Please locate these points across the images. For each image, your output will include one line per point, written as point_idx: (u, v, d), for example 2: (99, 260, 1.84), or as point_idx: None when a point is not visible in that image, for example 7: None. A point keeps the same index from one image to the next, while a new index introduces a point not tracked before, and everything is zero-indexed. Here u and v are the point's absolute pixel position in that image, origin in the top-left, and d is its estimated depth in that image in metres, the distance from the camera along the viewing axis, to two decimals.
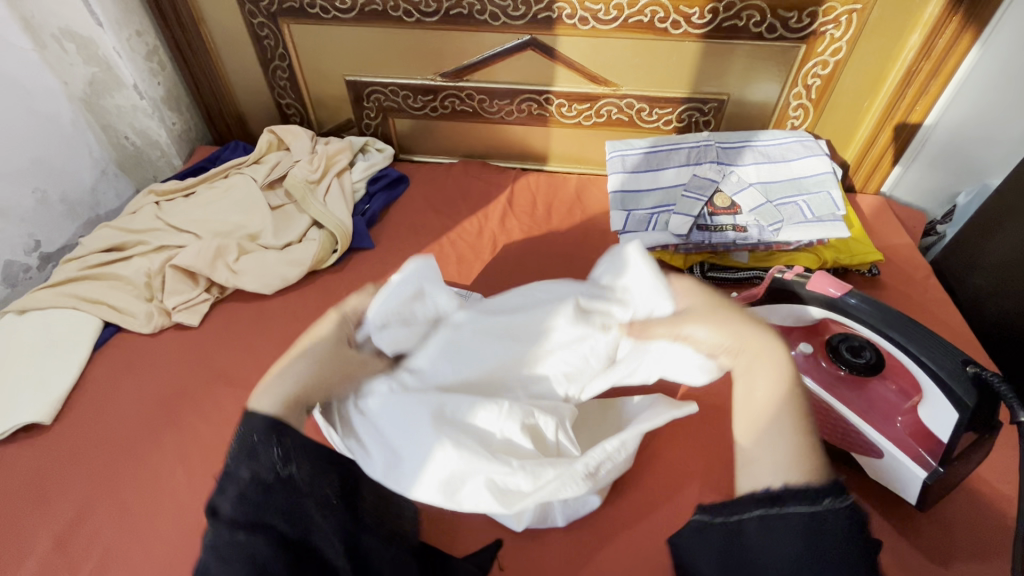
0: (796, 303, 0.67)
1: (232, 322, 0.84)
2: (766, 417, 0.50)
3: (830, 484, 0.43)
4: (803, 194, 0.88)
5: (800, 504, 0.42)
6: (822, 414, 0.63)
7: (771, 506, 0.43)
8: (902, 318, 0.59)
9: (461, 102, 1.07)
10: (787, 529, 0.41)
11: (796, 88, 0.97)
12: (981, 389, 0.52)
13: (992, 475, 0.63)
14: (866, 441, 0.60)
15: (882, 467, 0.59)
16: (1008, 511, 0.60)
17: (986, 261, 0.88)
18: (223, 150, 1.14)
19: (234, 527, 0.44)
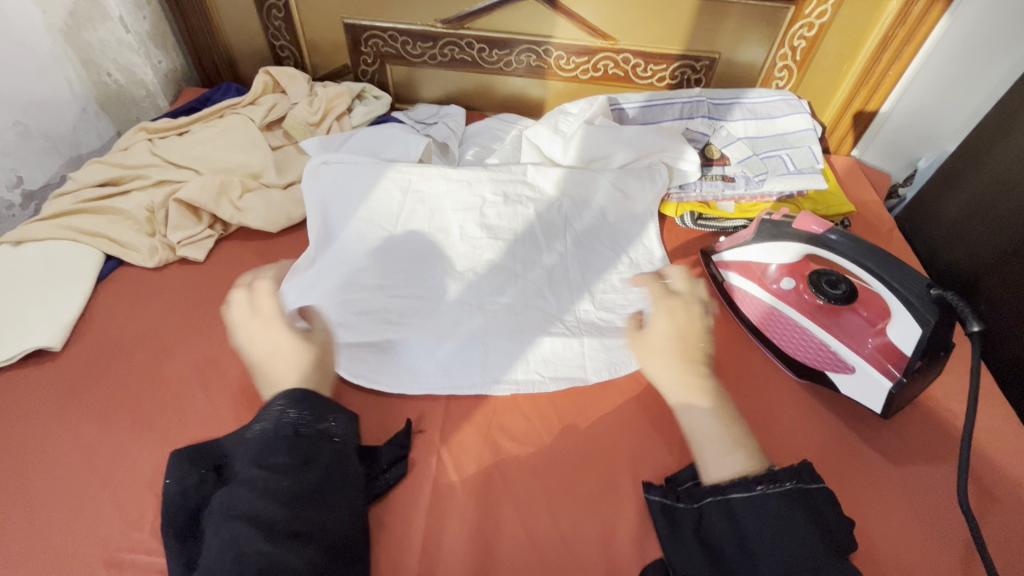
0: (781, 239, 0.73)
1: (238, 258, 0.84)
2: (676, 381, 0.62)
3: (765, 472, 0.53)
4: (786, 149, 0.95)
5: (742, 490, 0.52)
6: (803, 338, 0.72)
7: (745, 490, 0.52)
8: (876, 250, 0.65)
9: (461, 51, 1.08)
10: (767, 514, 0.50)
11: (783, 49, 1.02)
12: (943, 308, 0.59)
13: (940, 394, 0.72)
14: (841, 359, 0.68)
15: (853, 381, 0.67)
16: (953, 423, 0.69)
17: (943, 216, 0.96)
18: (214, 91, 1.11)
19: (281, 477, 0.51)
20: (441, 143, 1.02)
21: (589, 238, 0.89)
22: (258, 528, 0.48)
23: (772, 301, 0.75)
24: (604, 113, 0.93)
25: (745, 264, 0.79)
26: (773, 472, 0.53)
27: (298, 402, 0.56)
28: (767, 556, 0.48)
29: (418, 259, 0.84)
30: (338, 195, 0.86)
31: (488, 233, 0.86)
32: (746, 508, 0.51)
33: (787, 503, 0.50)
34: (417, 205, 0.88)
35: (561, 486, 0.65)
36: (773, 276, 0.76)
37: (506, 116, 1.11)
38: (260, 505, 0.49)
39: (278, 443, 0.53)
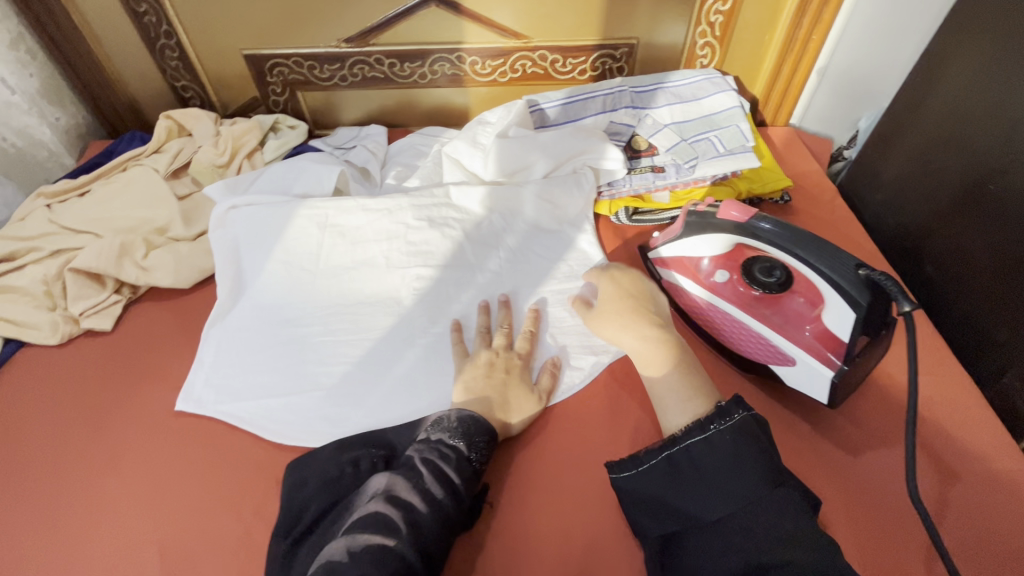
0: (709, 231, 0.69)
1: (150, 322, 0.79)
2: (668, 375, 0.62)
3: (717, 411, 0.55)
4: (714, 130, 0.91)
5: (697, 435, 0.54)
6: (742, 332, 0.68)
7: (700, 433, 0.54)
8: (804, 235, 0.62)
9: (371, 69, 1.03)
10: (721, 452, 0.52)
11: (701, 26, 0.98)
12: (873, 288, 0.57)
13: (888, 370, 0.70)
14: (781, 351, 0.64)
15: (797, 374, 0.64)
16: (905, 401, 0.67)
17: (884, 178, 0.93)
18: (119, 142, 1.05)
19: (434, 479, 0.56)
20: (361, 167, 0.98)
21: (522, 254, 0.85)
22: (396, 525, 0.52)
23: (709, 297, 0.71)
24: (517, 122, 0.88)
25: (679, 259, 0.75)
26: (723, 407, 0.55)
27: (467, 432, 0.60)
28: (733, 495, 0.50)
29: (343, 299, 0.80)
30: (250, 238, 0.81)
31: (415, 258, 0.82)
32: (702, 449, 0.53)
33: (744, 438, 0.52)
34: (336, 241, 0.82)
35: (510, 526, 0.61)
36: (707, 270, 0.73)
37: (429, 130, 1.06)
38: (401, 502, 0.54)
39: (448, 454, 0.58)
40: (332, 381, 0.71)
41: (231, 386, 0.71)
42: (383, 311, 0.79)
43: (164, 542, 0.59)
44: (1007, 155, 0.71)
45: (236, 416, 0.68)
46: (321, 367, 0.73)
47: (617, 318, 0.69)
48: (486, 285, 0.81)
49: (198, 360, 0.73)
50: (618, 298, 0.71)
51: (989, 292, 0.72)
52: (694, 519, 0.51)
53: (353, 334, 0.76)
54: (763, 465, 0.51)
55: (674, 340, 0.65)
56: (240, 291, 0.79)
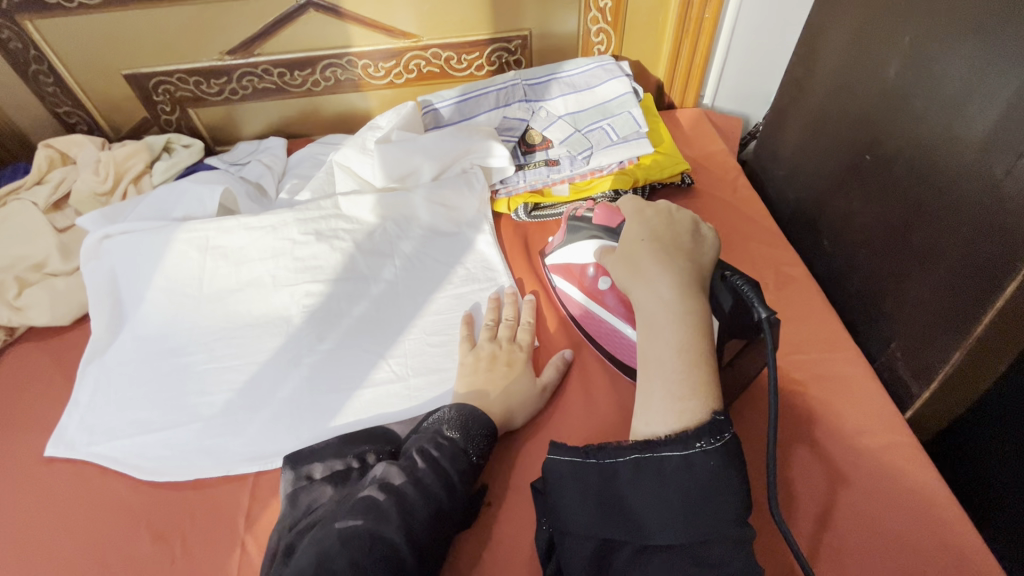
0: (580, 235, 0.72)
1: (27, 364, 0.75)
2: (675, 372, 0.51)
3: (709, 425, 0.48)
4: (607, 118, 0.89)
5: (677, 449, 0.48)
6: (616, 338, 0.68)
7: (683, 448, 0.48)
8: (687, 231, 0.61)
9: (261, 80, 1.00)
10: (701, 476, 0.47)
11: (591, 12, 0.96)
12: (736, 296, 0.55)
13: None
14: None
15: None
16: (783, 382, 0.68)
17: (783, 154, 0.93)
18: (2, 176, 1.00)
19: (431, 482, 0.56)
20: (256, 183, 0.95)
21: (418, 259, 0.83)
22: (384, 511, 0.52)
23: (587, 302, 0.71)
24: (402, 126, 0.87)
25: (565, 266, 0.75)
26: (718, 421, 0.48)
27: (467, 424, 0.61)
28: (699, 524, 0.46)
29: (231, 323, 0.77)
30: (128, 267, 0.78)
31: (304, 274, 0.80)
32: (681, 469, 0.47)
33: (726, 465, 0.47)
34: (219, 264, 0.79)
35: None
36: (592, 278, 0.70)
37: (329, 138, 1.03)
38: (400, 491, 0.54)
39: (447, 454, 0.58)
40: (215, 410, 0.69)
41: (108, 425, 0.68)
42: (272, 332, 0.76)
43: None
44: (880, 122, 0.70)
45: (112, 456, 0.66)
46: (204, 396, 0.70)
47: (630, 268, 0.59)
48: (378, 295, 0.79)
49: (74, 402, 0.70)
50: (637, 245, 0.60)
51: (873, 263, 0.71)
52: (642, 530, 0.48)
53: (241, 359, 0.74)
54: (735, 506, 0.46)
55: (695, 313, 0.53)
56: (119, 325, 0.76)
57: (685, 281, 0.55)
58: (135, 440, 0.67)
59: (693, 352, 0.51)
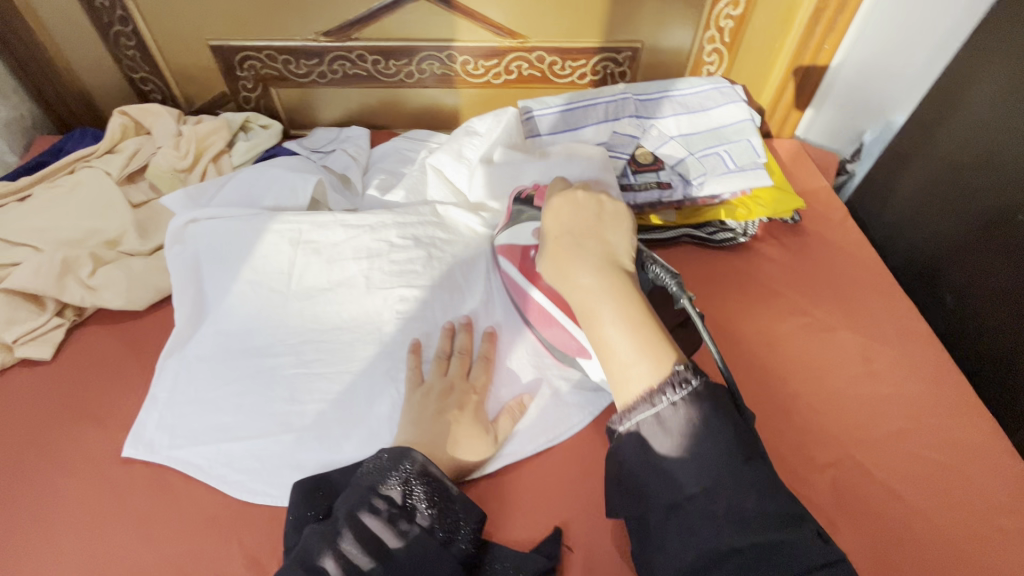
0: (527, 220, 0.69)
1: (96, 349, 0.69)
2: (616, 343, 0.50)
3: (675, 376, 0.47)
4: (724, 144, 0.85)
5: (648, 407, 0.47)
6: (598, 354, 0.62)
7: (652, 405, 0.47)
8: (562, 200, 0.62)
9: (353, 65, 0.94)
10: (679, 435, 0.46)
11: (709, 31, 0.92)
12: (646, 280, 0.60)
13: (901, 415, 0.67)
14: None
15: None
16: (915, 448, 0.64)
17: (897, 199, 0.89)
18: (68, 139, 0.94)
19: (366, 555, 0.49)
20: (342, 174, 0.90)
21: None
22: None
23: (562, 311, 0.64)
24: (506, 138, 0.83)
25: (514, 249, 0.70)
26: (679, 370, 0.48)
27: (405, 475, 0.53)
28: (684, 483, 0.45)
29: (319, 325, 0.72)
30: (215, 256, 0.72)
31: (399, 280, 0.74)
32: (654, 427, 0.47)
33: (708, 414, 0.46)
34: (310, 263, 0.74)
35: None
36: (533, 260, 0.68)
37: (415, 134, 0.98)
38: (322, 571, 0.47)
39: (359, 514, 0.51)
40: (305, 421, 0.64)
41: (189, 427, 0.63)
42: (364, 342, 0.71)
43: None
44: None
45: (196, 464, 0.60)
46: (294, 405, 0.65)
47: (550, 265, 0.57)
48: (475, 314, 0.73)
49: (151, 397, 0.65)
50: (551, 242, 0.58)
51: (1013, 327, 0.68)
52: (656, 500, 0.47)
53: (332, 366, 0.68)
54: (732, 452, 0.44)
55: (624, 282, 0.53)
56: (202, 317, 0.71)
57: (570, 249, 0.56)
58: (219, 448, 0.61)
59: (634, 316, 0.51)
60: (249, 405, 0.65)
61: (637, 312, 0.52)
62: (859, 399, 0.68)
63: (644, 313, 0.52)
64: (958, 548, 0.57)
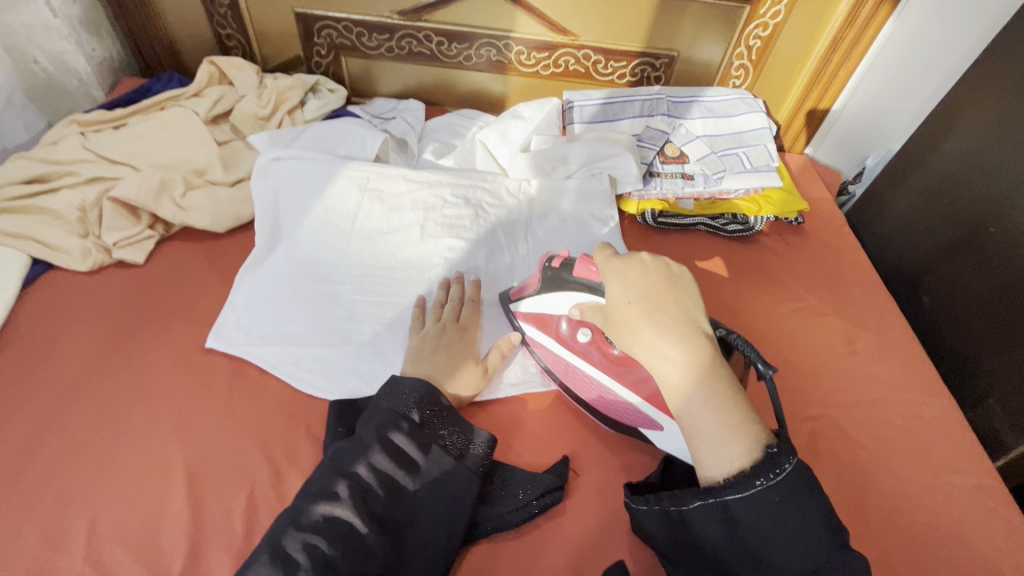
0: (563, 291, 0.64)
1: (181, 260, 0.79)
2: (705, 433, 0.47)
3: (766, 458, 0.46)
4: (743, 148, 0.96)
5: (737, 491, 0.46)
6: (609, 400, 0.65)
7: (743, 490, 0.45)
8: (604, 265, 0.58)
9: (418, 44, 1.05)
10: (764, 511, 0.45)
11: (739, 48, 1.04)
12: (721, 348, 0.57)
13: (873, 388, 0.77)
14: (650, 418, 0.62)
15: (666, 439, 0.61)
16: (882, 415, 0.74)
17: (889, 214, 1.00)
18: (154, 81, 1.04)
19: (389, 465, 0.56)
20: (399, 138, 1.00)
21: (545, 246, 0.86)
22: (338, 494, 0.53)
23: (569, 357, 0.67)
24: (544, 125, 0.96)
25: (540, 316, 0.70)
26: (772, 454, 0.46)
27: (424, 401, 0.61)
28: (774, 565, 0.45)
29: (377, 262, 0.81)
30: (292, 191, 0.82)
31: (449, 231, 0.84)
32: (743, 510, 0.46)
33: (793, 487, 0.45)
34: (373, 210, 0.83)
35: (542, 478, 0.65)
36: (568, 332, 0.68)
37: (466, 112, 1.09)
38: (354, 472, 0.54)
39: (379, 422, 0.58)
40: (362, 338, 0.73)
41: (263, 331, 0.72)
42: (415, 280, 0.80)
43: (193, 469, 0.60)
44: (1004, 202, 0.78)
45: (270, 360, 0.70)
46: (353, 324, 0.75)
47: (623, 327, 0.52)
48: (513, 268, 0.83)
49: (231, 302, 0.74)
50: (619, 307, 0.53)
51: (983, 324, 0.78)
52: (725, 566, 0.48)
53: (386, 296, 0.78)
54: (813, 504, 0.45)
55: (710, 364, 0.49)
56: (276, 243, 0.80)
57: (642, 311, 0.51)
58: (289, 350, 0.71)
59: (728, 410, 0.47)
60: (314, 320, 0.74)
61: (722, 398, 0.48)
62: (841, 373, 0.78)
63: (735, 405, 0.48)
64: (909, 496, 0.67)
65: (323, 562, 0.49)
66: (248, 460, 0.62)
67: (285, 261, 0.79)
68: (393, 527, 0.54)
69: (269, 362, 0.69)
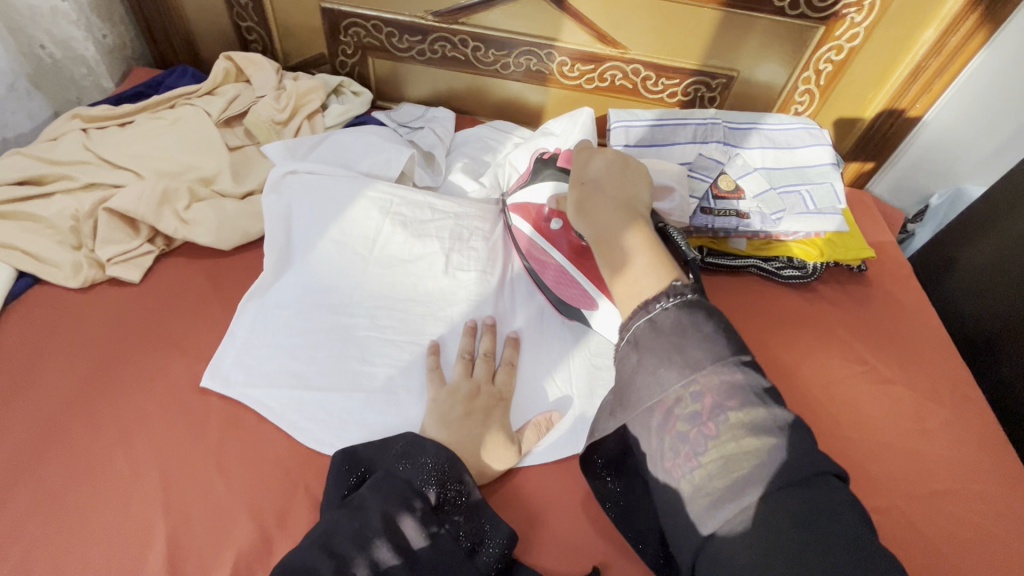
0: (548, 177, 0.70)
1: (181, 280, 0.72)
2: (622, 268, 0.50)
3: (672, 288, 0.46)
4: (806, 185, 0.86)
5: (641, 318, 0.46)
6: (566, 279, 0.69)
7: (645, 314, 0.46)
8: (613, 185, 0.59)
9: (453, 48, 0.96)
10: (675, 336, 0.43)
11: (807, 71, 0.93)
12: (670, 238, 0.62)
13: (947, 475, 0.68)
14: (590, 293, 0.68)
15: (602, 317, 0.68)
16: (960, 509, 0.65)
17: (963, 266, 0.90)
18: (167, 75, 0.97)
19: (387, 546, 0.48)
20: (426, 151, 0.91)
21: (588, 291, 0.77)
22: (321, 573, 0.45)
23: (545, 244, 0.71)
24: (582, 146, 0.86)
25: (526, 206, 0.73)
26: (677, 286, 0.46)
27: (444, 476, 0.53)
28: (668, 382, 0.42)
29: (394, 293, 0.73)
30: (306, 210, 0.75)
31: (476, 264, 0.76)
32: (649, 334, 0.45)
33: (708, 324, 0.43)
34: (394, 237, 0.75)
35: (567, 571, 0.56)
36: (546, 217, 0.71)
37: (500, 124, 1.00)
38: (347, 554, 0.47)
39: (389, 494, 0.51)
40: (372, 385, 0.65)
41: (263, 371, 0.64)
42: (436, 319, 0.71)
43: (175, 537, 0.53)
44: None
45: (270, 406, 0.62)
46: (364, 365, 0.67)
47: (572, 197, 0.57)
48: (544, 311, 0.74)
49: (230, 334, 0.67)
50: (575, 188, 0.58)
51: None
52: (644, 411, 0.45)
53: (402, 335, 0.70)
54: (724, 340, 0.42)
55: (638, 220, 0.53)
56: (286, 266, 0.73)
57: (588, 177, 0.57)
58: (291, 396, 0.63)
59: (646, 243, 0.50)
60: (321, 359, 0.66)
61: (645, 244, 0.51)
62: (910, 453, 0.69)
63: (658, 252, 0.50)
64: None
65: None
66: (238, 527, 0.54)
67: (293, 288, 0.71)
68: None
69: (267, 408, 0.62)
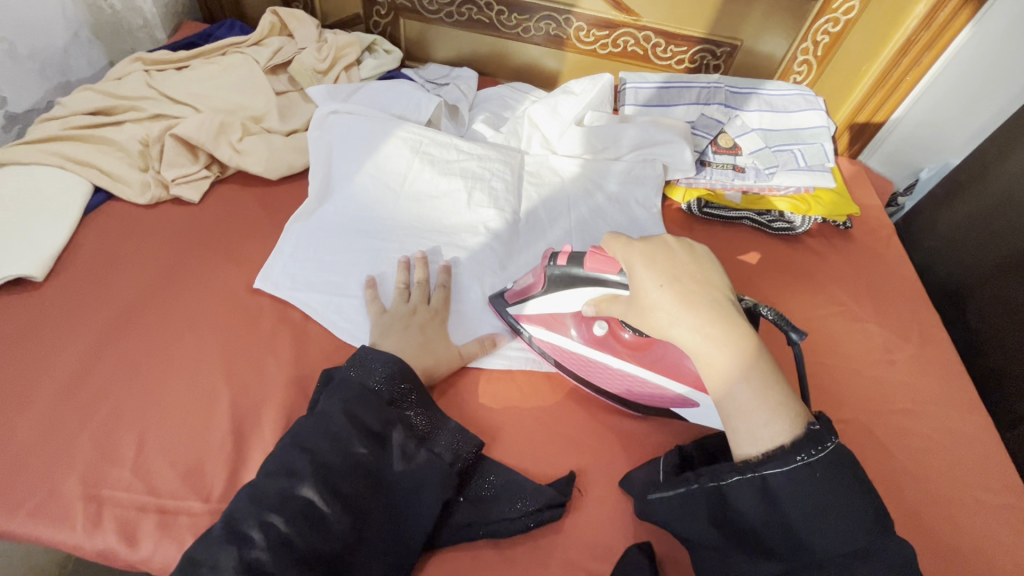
0: (575, 288, 0.62)
1: (234, 203, 0.81)
2: (739, 422, 0.48)
3: (806, 435, 0.46)
4: (798, 145, 0.95)
5: (776, 466, 0.46)
6: (627, 382, 0.65)
7: (782, 464, 0.46)
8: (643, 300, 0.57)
9: (478, 12, 1.04)
10: (811, 491, 0.45)
11: (805, 43, 1.01)
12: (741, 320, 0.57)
13: (908, 398, 0.76)
14: (679, 397, 0.62)
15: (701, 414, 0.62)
16: (915, 425, 0.73)
17: (941, 228, 0.98)
18: (216, 27, 1.06)
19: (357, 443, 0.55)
20: (452, 105, 1.00)
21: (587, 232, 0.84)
22: (298, 468, 0.52)
23: (586, 352, 0.66)
24: (595, 104, 0.94)
25: (547, 316, 0.67)
26: (814, 430, 0.46)
27: (393, 376, 0.60)
28: (812, 542, 0.44)
29: (421, 224, 0.82)
30: (342, 146, 0.83)
31: (494, 202, 0.84)
32: (788, 488, 0.45)
33: (846, 476, 0.45)
34: (420, 175, 0.84)
35: (568, 450, 0.65)
36: (582, 327, 0.65)
37: (518, 85, 1.08)
38: (318, 448, 0.53)
39: (348, 396, 0.58)
40: None
41: (308, 279, 0.73)
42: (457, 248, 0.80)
43: (236, 402, 0.62)
44: None
45: (314, 307, 0.71)
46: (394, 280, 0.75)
47: (652, 314, 0.52)
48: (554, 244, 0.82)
49: (278, 248, 0.76)
50: (643, 299, 0.52)
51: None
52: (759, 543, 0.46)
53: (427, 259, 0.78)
54: (866, 503, 0.45)
55: (740, 336, 0.49)
56: (320, 196, 0.81)
57: (665, 287, 0.51)
58: (332, 301, 0.72)
59: (760, 376, 0.48)
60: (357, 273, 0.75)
61: (757, 372, 0.48)
62: (875, 379, 0.78)
63: (770, 378, 0.48)
64: (935, 507, 0.67)
65: (281, 539, 0.48)
66: (289, 397, 0.63)
67: (330, 215, 0.80)
68: (356, 511, 0.53)
69: (312, 308, 0.71)
